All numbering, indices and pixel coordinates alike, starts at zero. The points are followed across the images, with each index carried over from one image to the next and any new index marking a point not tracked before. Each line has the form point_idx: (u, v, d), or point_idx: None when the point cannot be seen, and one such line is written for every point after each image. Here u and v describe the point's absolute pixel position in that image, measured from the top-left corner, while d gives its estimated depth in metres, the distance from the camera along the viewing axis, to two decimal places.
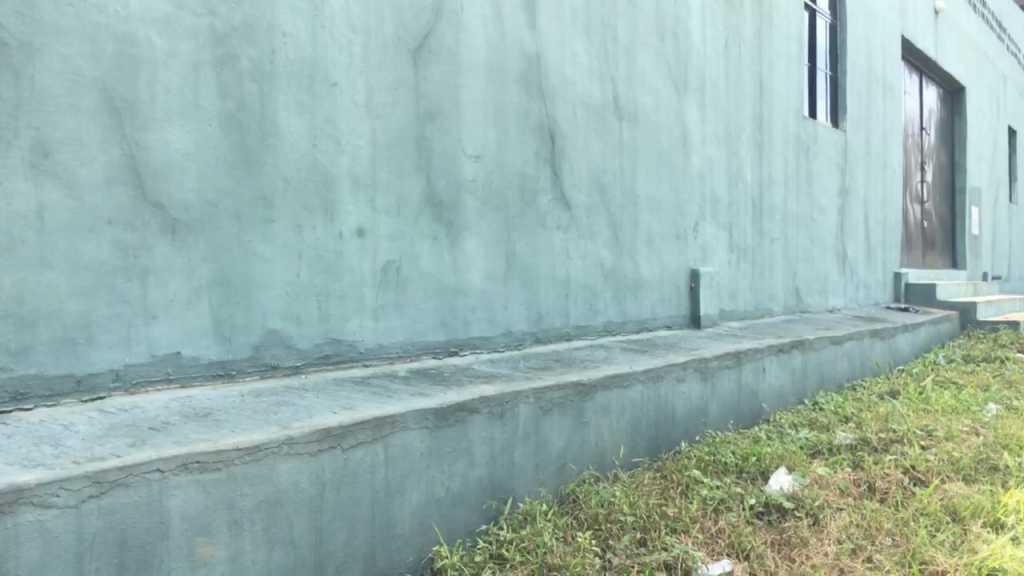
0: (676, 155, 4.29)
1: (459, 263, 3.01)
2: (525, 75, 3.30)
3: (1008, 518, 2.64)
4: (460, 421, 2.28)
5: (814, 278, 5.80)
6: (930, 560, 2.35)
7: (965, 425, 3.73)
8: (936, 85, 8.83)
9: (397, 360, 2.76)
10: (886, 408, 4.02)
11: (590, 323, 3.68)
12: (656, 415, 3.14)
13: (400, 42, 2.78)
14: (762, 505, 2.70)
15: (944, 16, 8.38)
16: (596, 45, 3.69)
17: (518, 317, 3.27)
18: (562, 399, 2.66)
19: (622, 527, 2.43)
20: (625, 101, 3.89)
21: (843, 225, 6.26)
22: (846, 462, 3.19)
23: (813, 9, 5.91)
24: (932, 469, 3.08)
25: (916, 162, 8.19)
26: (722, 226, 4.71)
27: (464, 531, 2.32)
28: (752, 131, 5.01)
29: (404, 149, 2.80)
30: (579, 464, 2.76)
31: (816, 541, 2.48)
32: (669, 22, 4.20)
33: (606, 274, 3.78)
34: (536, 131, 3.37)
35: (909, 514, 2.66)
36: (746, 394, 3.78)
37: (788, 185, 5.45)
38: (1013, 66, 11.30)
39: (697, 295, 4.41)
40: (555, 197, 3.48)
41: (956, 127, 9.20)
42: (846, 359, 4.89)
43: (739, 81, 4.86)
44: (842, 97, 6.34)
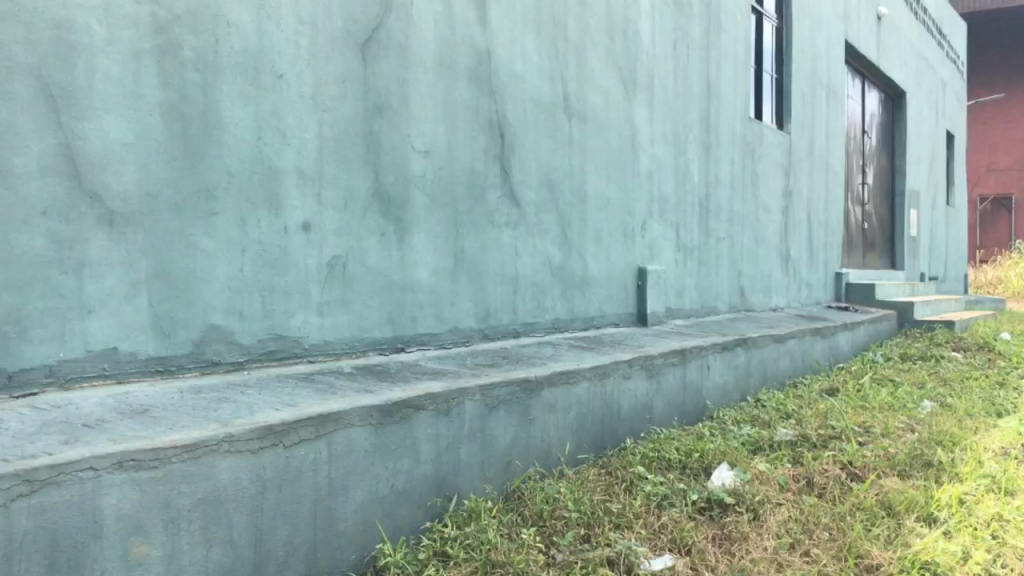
0: (625, 154, 4.32)
1: (407, 259, 2.99)
2: (475, 72, 3.29)
3: (940, 512, 2.72)
4: (406, 418, 2.27)
5: (758, 277, 5.91)
6: (866, 553, 2.41)
7: (901, 422, 3.83)
8: (879, 89, 9.03)
9: (343, 356, 2.74)
10: (826, 405, 4.11)
11: (539, 320, 3.69)
12: (602, 412, 3.17)
13: (348, 35, 2.75)
14: (704, 501, 2.73)
15: (886, 22, 8.58)
16: (546, 42, 3.70)
17: (466, 314, 3.27)
18: (509, 395, 2.66)
19: (566, 523, 2.45)
20: (575, 99, 3.91)
21: (787, 225, 6.38)
22: (786, 457, 3.26)
23: (759, 12, 6.01)
24: (869, 464, 3.16)
25: (858, 164, 8.38)
26: (670, 226, 4.77)
27: (408, 529, 2.31)
28: (699, 132, 5.07)
29: (352, 143, 2.77)
30: (524, 461, 2.76)
31: (756, 536, 2.52)
32: (620, 21, 4.22)
33: (555, 271, 3.80)
34: (486, 128, 3.36)
35: (845, 509, 2.72)
36: (691, 391, 3.83)
37: (734, 185, 5.53)
38: (951, 72, 11.63)
39: (644, 293, 4.46)
40: (504, 193, 3.47)
41: (897, 130, 9.43)
42: (788, 357, 4.99)
43: (687, 82, 4.92)
44: (787, 99, 6.45)
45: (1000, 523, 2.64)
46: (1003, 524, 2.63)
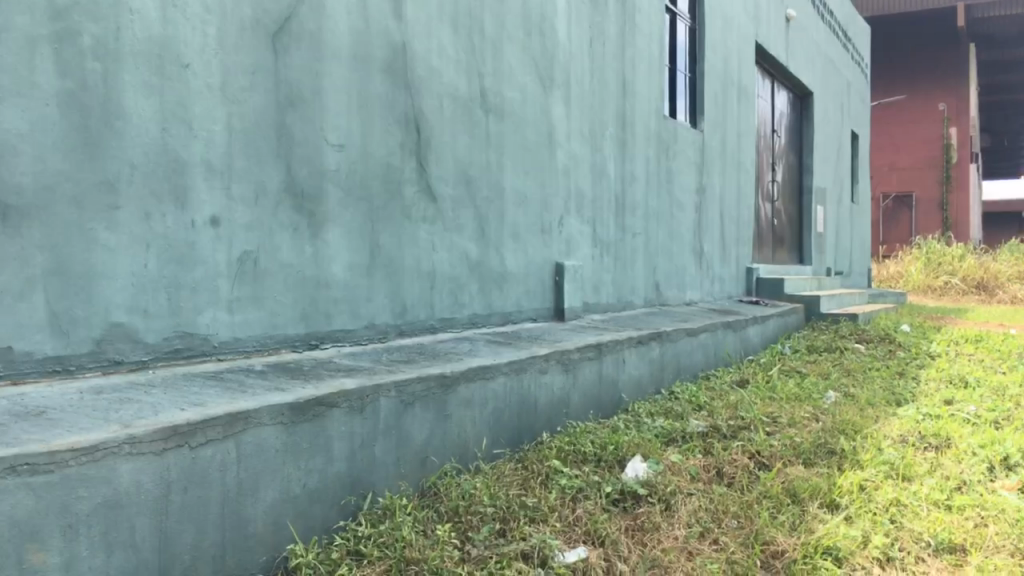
0: (543, 150, 4.35)
1: (320, 255, 2.94)
2: (390, 65, 3.26)
3: (842, 499, 2.82)
4: (318, 416, 2.24)
5: (673, 273, 6.02)
6: (771, 540, 2.48)
7: (806, 412, 3.97)
8: (787, 89, 9.30)
9: (254, 354, 2.68)
10: (736, 396, 4.23)
11: (456, 316, 3.68)
12: (519, 407, 3.18)
13: (258, 26, 2.68)
14: (618, 492, 2.78)
15: (794, 24, 8.84)
16: (463, 36, 3.68)
17: (382, 310, 3.24)
18: (424, 391, 2.65)
19: (481, 518, 2.45)
20: (492, 94, 3.91)
21: (701, 221, 6.52)
22: (697, 448, 3.33)
23: (673, 12, 6.12)
24: (776, 454, 3.26)
25: (768, 162, 8.62)
26: (587, 221, 4.82)
27: (321, 528, 2.27)
28: (615, 128, 5.14)
29: (263, 136, 2.71)
30: (441, 457, 2.76)
31: (666, 525, 2.58)
32: (536, 18, 4.24)
33: (472, 266, 3.80)
34: (401, 122, 3.33)
35: (753, 497, 2.80)
36: (607, 385, 3.88)
37: (649, 182, 5.62)
38: (856, 74, 12.05)
39: (561, 288, 4.49)
40: (421, 188, 3.45)
41: (805, 129, 9.73)
42: (701, 350, 5.10)
43: (603, 79, 4.98)
44: (700, 97, 6.59)
45: (897, 507, 2.76)
46: (901, 508, 2.75)
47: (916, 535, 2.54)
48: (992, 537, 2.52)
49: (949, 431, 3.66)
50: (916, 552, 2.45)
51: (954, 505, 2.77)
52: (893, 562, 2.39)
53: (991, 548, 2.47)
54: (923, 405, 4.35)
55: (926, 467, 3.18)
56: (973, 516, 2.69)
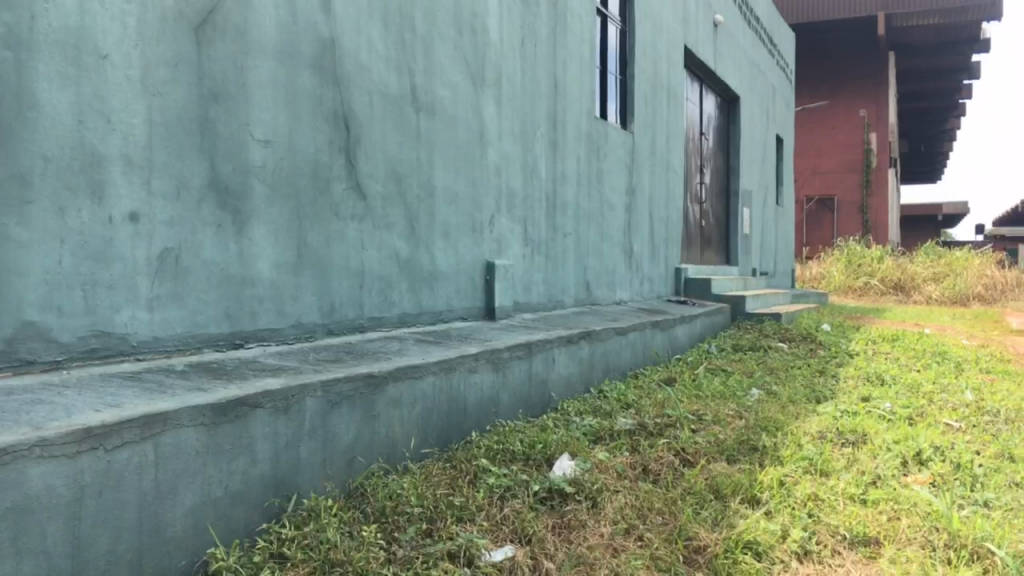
0: (473, 149, 4.34)
1: (245, 253, 2.89)
2: (318, 60, 3.22)
3: (763, 494, 2.89)
4: (240, 417, 2.20)
5: (603, 272, 6.09)
6: (694, 535, 2.53)
7: (730, 409, 4.06)
8: (715, 93, 9.48)
9: (175, 354, 2.61)
10: (663, 395, 4.30)
11: (385, 315, 3.65)
12: (448, 407, 3.17)
13: (180, 17, 2.62)
14: (545, 491, 2.80)
15: (722, 29, 9.02)
16: (393, 33, 3.66)
17: (309, 309, 3.19)
18: (351, 391, 2.62)
19: (408, 518, 2.44)
20: (422, 92, 3.89)
21: (630, 221, 6.60)
22: (624, 446, 3.37)
23: (604, 14, 6.18)
24: (700, 450, 3.32)
25: (696, 164, 8.78)
26: (518, 221, 4.83)
27: (243, 531, 2.23)
28: (546, 128, 5.16)
29: (186, 130, 2.65)
30: (368, 458, 2.73)
31: (592, 523, 2.60)
32: (467, 16, 4.24)
33: (401, 265, 3.77)
34: (330, 118, 3.29)
35: (677, 493, 2.85)
36: (537, 384, 3.89)
37: (580, 182, 5.66)
38: (781, 79, 12.35)
39: (492, 287, 4.50)
40: (349, 186, 3.41)
41: (732, 133, 9.94)
42: (630, 349, 5.17)
43: (534, 79, 5.00)
44: (631, 99, 6.66)
45: (815, 502, 2.84)
46: (819, 503, 2.83)
47: (833, 528, 2.61)
48: (904, 529, 2.61)
49: (865, 428, 3.79)
50: (833, 545, 2.52)
51: (869, 499, 2.87)
52: (810, 556, 2.46)
53: (902, 540, 2.57)
54: (842, 402, 4.48)
55: (843, 462, 3.28)
56: (886, 509, 2.78)
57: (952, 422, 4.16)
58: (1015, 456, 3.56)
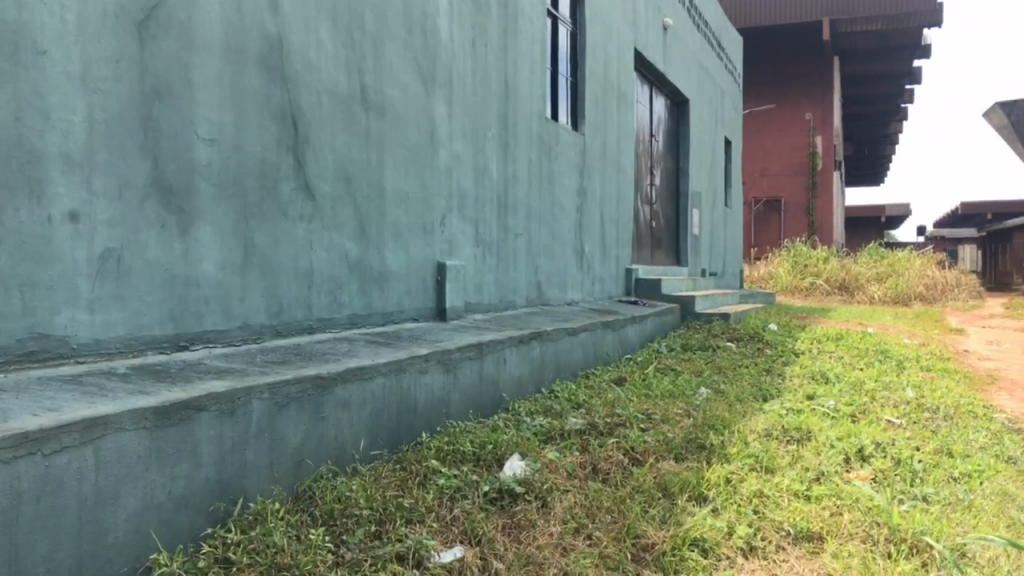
0: (424, 149, 4.33)
1: (190, 253, 2.84)
2: (265, 58, 3.18)
3: (710, 491, 2.93)
4: (185, 420, 2.16)
5: (554, 273, 6.11)
6: (642, 533, 2.55)
7: (679, 408, 4.11)
8: (665, 96, 9.58)
9: (117, 356, 2.56)
10: (613, 394, 4.34)
11: (334, 316, 3.62)
12: (398, 408, 3.15)
13: (122, 12, 2.56)
14: (496, 491, 2.80)
15: (671, 33, 9.12)
16: (342, 32, 3.63)
17: (256, 310, 3.15)
18: (299, 393, 2.60)
19: (357, 521, 2.43)
20: (372, 92, 3.86)
21: (581, 222, 6.64)
22: (574, 446, 3.39)
23: (555, 16, 6.21)
24: (649, 449, 3.36)
25: (646, 165, 8.86)
26: (469, 221, 4.83)
27: (188, 536, 2.20)
28: (497, 129, 5.17)
29: (128, 129, 2.60)
30: (316, 460, 2.70)
31: (542, 522, 2.61)
32: (417, 16, 4.22)
33: (351, 266, 3.74)
34: (277, 117, 3.25)
35: (626, 492, 2.87)
36: (488, 384, 3.90)
37: (531, 182, 5.68)
38: (729, 83, 12.52)
39: (443, 288, 4.49)
40: (298, 186, 3.38)
41: (681, 135, 10.06)
42: (581, 349, 5.20)
43: (486, 79, 5.00)
44: (581, 101, 6.70)
45: (761, 499, 2.89)
46: (764, 499, 2.88)
47: (778, 525, 2.66)
48: (847, 524, 2.67)
49: (809, 425, 3.86)
50: (777, 540, 2.57)
51: (813, 496, 2.93)
52: (755, 552, 2.51)
53: (845, 535, 2.62)
54: (787, 400, 4.57)
55: (788, 459, 3.34)
56: (829, 505, 2.84)
57: (894, 419, 4.26)
58: (953, 452, 3.67)
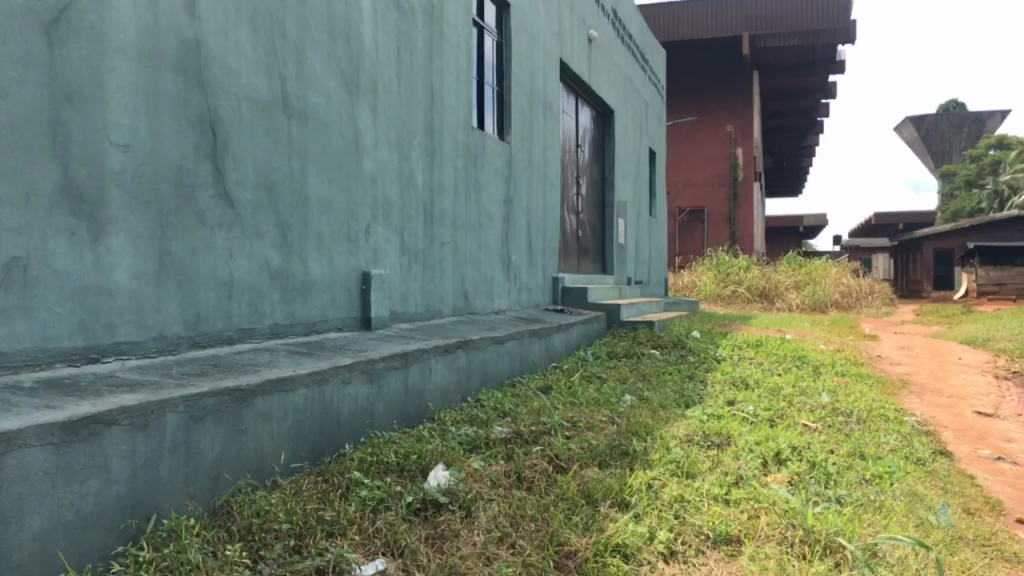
0: (349, 157, 4.29)
1: (102, 262, 2.75)
2: (182, 63, 3.10)
3: (632, 497, 2.96)
4: (94, 435, 2.09)
5: (480, 282, 6.11)
6: (565, 541, 2.56)
7: (604, 415, 4.15)
8: (590, 107, 9.70)
9: (23, 369, 2.46)
10: (539, 402, 4.36)
11: (255, 326, 3.55)
12: (320, 419, 3.11)
13: (30, 14, 2.47)
14: (419, 502, 2.78)
15: (596, 45, 9.24)
16: (263, 38, 3.57)
17: (172, 320, 3.07)
18: (216, 405, 2.53)
19: (275, 535, 2.38)
20: (294, 98, 3.81)
21: (508, 231, 6.66)
22: (499, 455, 3.40)
23: (480, 26, 6.24)
24: (573, 457, 3.38)
25: (572, 175, 8.95)
26: (394, 230, 4.79)
27: (97, 555, 2.12)
28: (423, 138, 5.15)
29: (36, 134, 2.50)
30: (234, 474, 2.63)
31: (466, 532, 2.61)
32: (341, 23, 4.18)
33: (273, 275, 3.68)
34: (195, 123, 3.18)
35: (549, 500, 2.88)
36: (413, 395, 3.87)
37: (457, 191, 5.67)
38: (653, 94, 12.75)
39: (367, 297, 4.44)
40: (216, 193, 3.30)
41: (607, 146, 10.20)
42: (507, 357, 5.20)
43: (411, 88, 4.98)
44: (508, 111, 6.73)
45: (681, 503, 2.94)
46: (684, 504, 2.93)
47: (697, 529, 2.70)
48: (764, 527, 2.73)
49: (729, 430, 3.95)
50: (697, 544, 2.62)
51: (732, 499, 2.99)
52: (675, 556, 2.55)
53: (762, 537, 2.68)
54: (709, 406, 4.66)
55: (708, 464, 3.41)
56: (747, 508, 2.90)
57: (810, 423, 4.38)
58: (865, 454, 3.80)
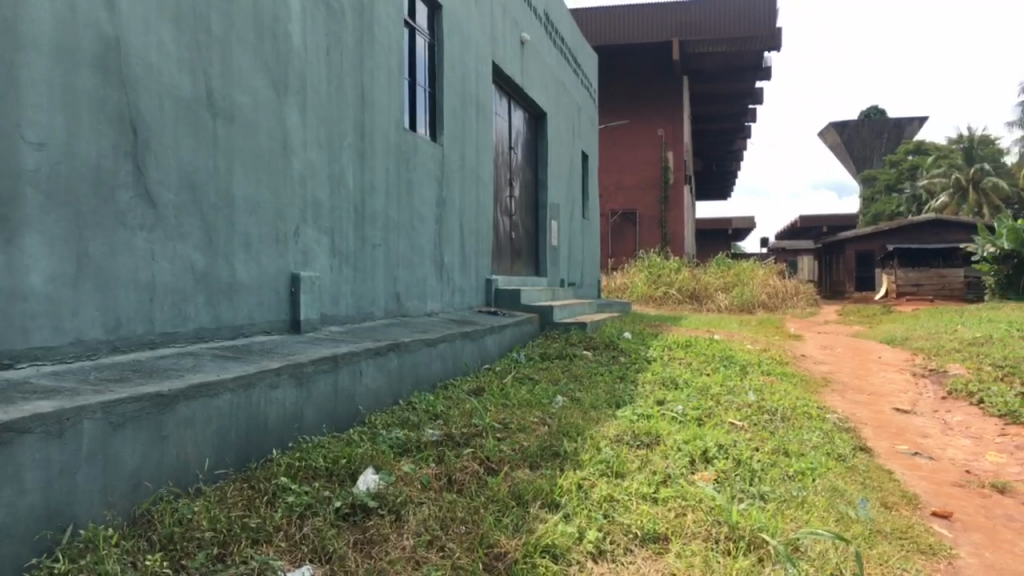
0: (276, 158, 4.22)
1: (15, 265, 2.65)
2: (100, 60, 3.01)
3: (561, 498, 2.98)
4: (6, 443, 2.01)
5: (413, 284, 6.07)
6: (495, 542, 2.56)
7: (535, 416, 4.16)
8: (523, 109, 9.74)
9: None
10: (471, 404, 4.35)
11: (178, 330, 3.46)
12: (246, 424, 3.04)
13: None
14: (348, 507, 2.75)
15: (528, 48, 9.28)
16: (186, 34, 3.49)
17: (91, 324, 2.97)
18: (136, 412, 2.46)
19: (198, 544, 2.33)
20: (219, 97, 3.73)
21: (441, 233, 6.64)
22: (430, 458, 3.38)
23: (412, 26, 6.20)
24: (504, 458, 3.39)
25: (505, 177, 8.97)
26: (324, 231, 4.73)
27: (9, 569, 2.03)
28: (354, 138, 5.10)
29: None
30: (155, 482, 2.56)
31: (395, 536, 2.58)
32: (268, 21, 4.11)
33: (197, 277, 3.59)
34: (115, 121, 3.09)
35: (479, 502, 2.88)
36: (343, 398, 3.82)
37: (389, 193, 5.63)
38: (585, 98, 12.87)
39: (296, 300, 4.37)
40: (138, 194, 3.21)
41: (539, 148, 10.25)
42: (440, 360, 5.18)
43: (341, 88, 4.93)
44: (440, 112, 6.70)
45: (610, 503, 2.96)
46: (613, 504, 2.95)
47: (626, 528, 2.73)
48: (690, 524, 2.77)
49: (658, 430, 4.00)
50: (625, 543, 2.64)
51: (660, 497, 3.03)
52: (604, 555, 2.57)
53: (688, 534, 2.72)
54: (639, 406, 4.72)
55: (637, 463, 3.45)
56: (674, 506, 2.94)
57: (736, 421, 4.47)
58: (789, 451, 3.89)
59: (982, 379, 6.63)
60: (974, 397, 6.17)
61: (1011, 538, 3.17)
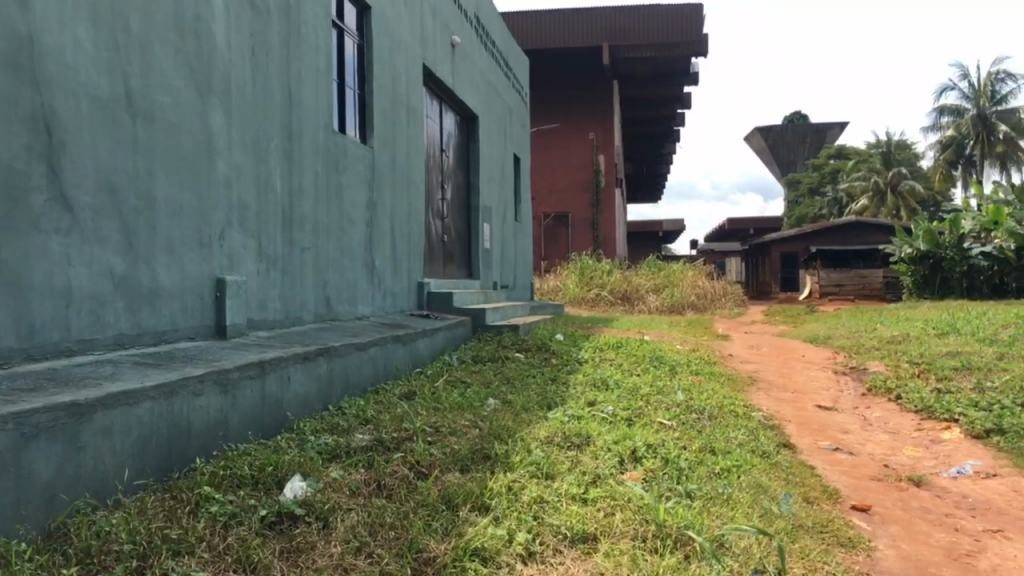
0: (200, 159, 4.12)
1: None
2: (12, 58, 2.90)
3: (491, 501, 2.98)
4: None
5: (343, 287, 6.00)
6: (425, 547, 2.55)
7: (467, 419, 4.15)
8: (454, 112, 9.72)
9: None
10: (402, 409, 4.31)
11: (97, 337, 3.35)
12: (168, 433, 2.96)
13: None
14: (274, 515, 2.70)
15: (459, 50, 9.27)
16: (103, 32, 3.38)
17: (3, 332, 2.85)
18: (51, 422, 2.37)
19: (116, 557, 2.26)
20: (139, 97, 3.63)
21: (371, 235, 6.59)
22: (359, 463, 3.34)
23: (340, 27, 6.14)
24: (434, 462, 3.37)
25: (437, 180, 8.94)
26: (250, 235, 4.64)
27: None
28: (281, 140, 5.02)
29: None
30: (71, 494, 2.47)
31: (322, 544, 2.55)
32: (190, 19, 4.02)
33: (117, 282, 3.49)
34: (28, 122, 2.98)
35: (408, 507, 2.85)
36: (270, 404, 3.75)
37: (318, 196, 5.56)
38: (516, 101, 12.92)
39: (222, 305, 4.28)
40: (53, 196, 3.11)
41: (471, 151, 10.25)
42: (370, 364, 5.12)
43: (267, 89, 4.85)
44: (370, 114, 6.65)
45: (540, 504, 2.97)
46: (543, 505, 2.96)
47: (555, 528, 2.75)
48: (618, 524, 2.80)
49: (588, 431, 4.03)
50: (554, 544, 2.65)
51: (589, 498, 3.05)
52: (533, 557, 2.58)
53: (616, 534, 2.75)
54: (570, 407, 4.75)
55: (567, 464, 3.47)
56: (603, 506, 2.96)
57: (665, 420, 4.54)
58: (715, 449, 3.96)
59: (899, 376, 6.86)
60: (892, 394, 6.38)
61: (926, 530, 3.29)
